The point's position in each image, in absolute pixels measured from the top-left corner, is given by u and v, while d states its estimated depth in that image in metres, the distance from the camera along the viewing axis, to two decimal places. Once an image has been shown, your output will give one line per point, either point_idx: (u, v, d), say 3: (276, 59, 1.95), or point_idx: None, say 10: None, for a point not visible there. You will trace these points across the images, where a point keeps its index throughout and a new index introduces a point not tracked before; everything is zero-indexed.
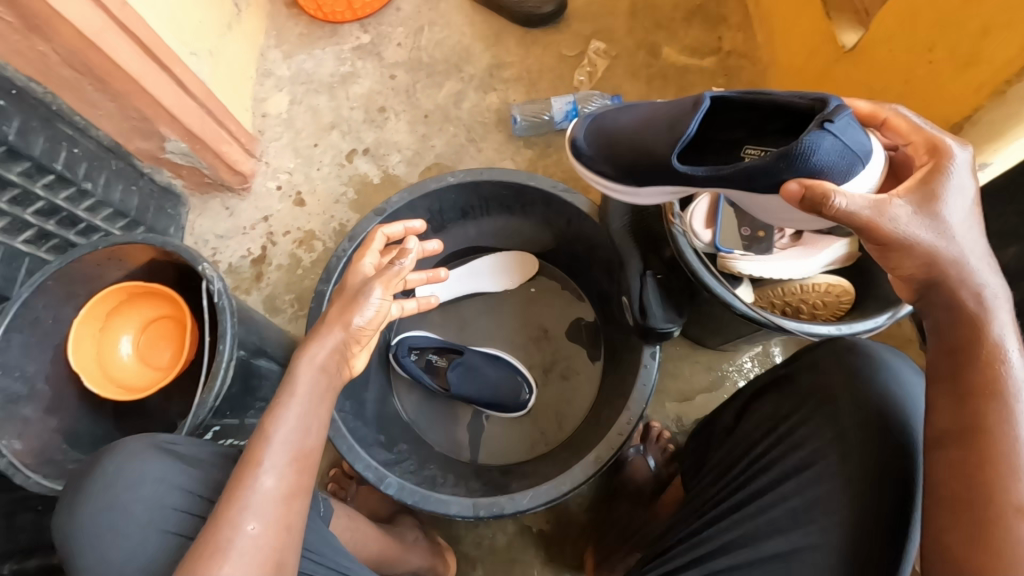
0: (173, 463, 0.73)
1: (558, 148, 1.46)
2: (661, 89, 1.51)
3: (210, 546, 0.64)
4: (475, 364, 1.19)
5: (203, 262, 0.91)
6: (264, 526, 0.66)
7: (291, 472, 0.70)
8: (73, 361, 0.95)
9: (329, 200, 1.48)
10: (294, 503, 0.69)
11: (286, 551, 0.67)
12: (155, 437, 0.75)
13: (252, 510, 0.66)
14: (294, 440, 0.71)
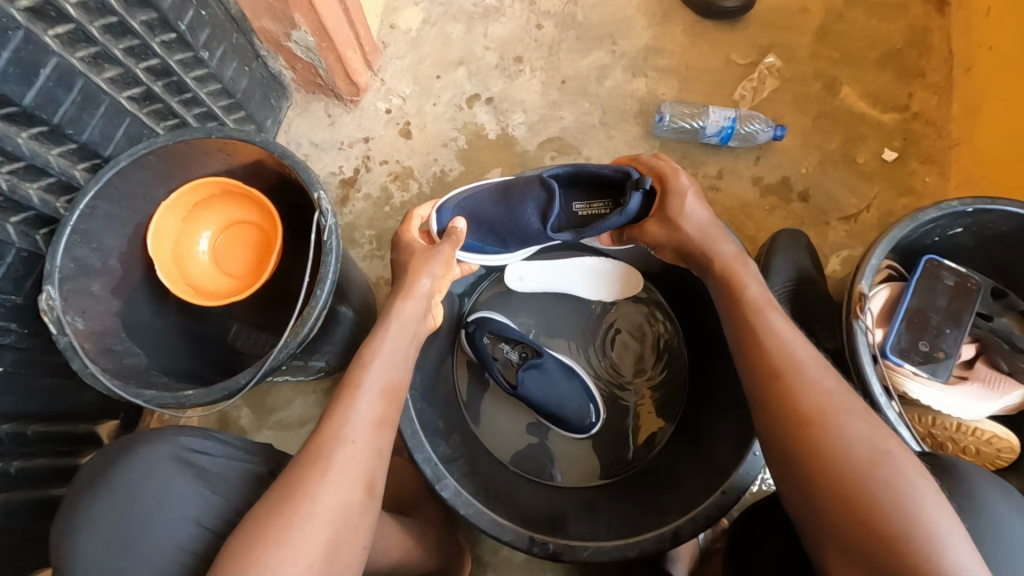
0: (194, 484, 0.67)
1: (696, 163, 1.30)
2: (828, 132, 1.33)
3: (308, 456, 0.68)
4: (552, 368, 1.10)
5: (319, 189, 0.80)
6: (363, 449, 0.70)
7: (377, 411, 0.74)
8: (150, 248, 0.88)
9: (436, 142, 1.35)
10: (379, 431, 0.73)
11: (375, 475, 0.70)
12: (175, 443, 0.70)
13: (346, 428, 0.71)
14: (386, 369, 0.78)
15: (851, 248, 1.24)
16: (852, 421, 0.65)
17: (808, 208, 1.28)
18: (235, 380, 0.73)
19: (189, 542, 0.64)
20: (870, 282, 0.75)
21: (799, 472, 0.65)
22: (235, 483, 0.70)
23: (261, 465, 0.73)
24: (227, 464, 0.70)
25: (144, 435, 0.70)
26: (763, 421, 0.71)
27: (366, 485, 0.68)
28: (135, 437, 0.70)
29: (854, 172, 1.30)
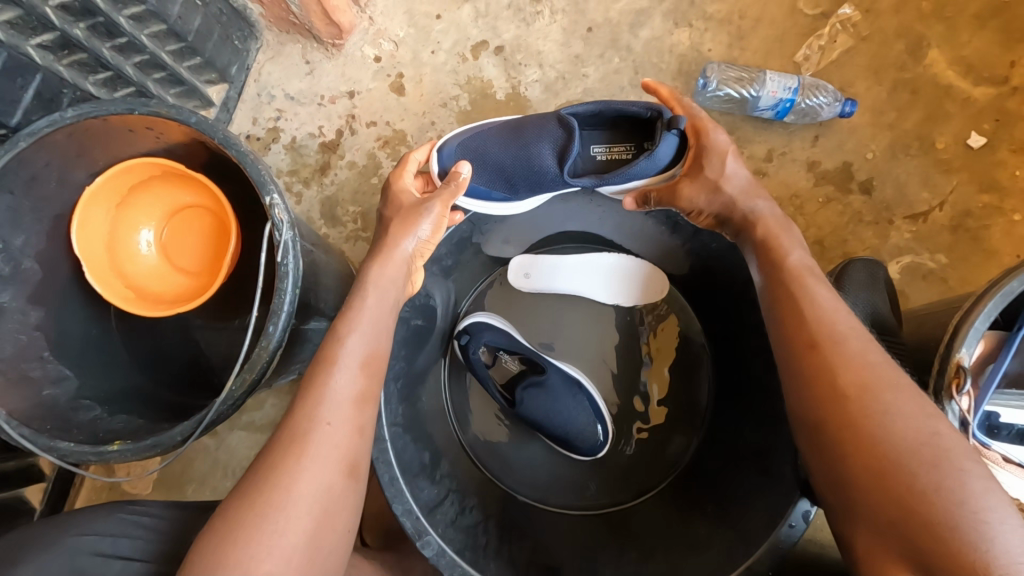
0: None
1: (741, 141, 1.09)
2: (905, 108, 1.10)
3: (286, 440, 0.57)
4: (555, 385, 0.94)
5: (273, 192, 0.62)
6: (346, 426, 0.59)
7: (366, 372, 0.63)
8: (75, 244, 0.72)
9: (434, 101, 1.13)
10: (363, 407, 0.61)
11: (359, 454, 0.60)
12: (77, 552, 0.58)
13: (325, 405, 0.59)
14: (365, 345, 0.63)
15: (914, 253, 1.06)
16: (901, 402, 0.56)
17: (869, 201, 1.08)
18: (170, 436, 0.59)
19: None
20: (973, 351, 0.58)
21: (831, 453, 0.57)
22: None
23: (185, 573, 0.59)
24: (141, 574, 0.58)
25: (43, 540, 0.58)
26: (798, 394, 0.62)
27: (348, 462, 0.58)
28: (34, 542, 0.58)
29: (930, 160, 1.09)
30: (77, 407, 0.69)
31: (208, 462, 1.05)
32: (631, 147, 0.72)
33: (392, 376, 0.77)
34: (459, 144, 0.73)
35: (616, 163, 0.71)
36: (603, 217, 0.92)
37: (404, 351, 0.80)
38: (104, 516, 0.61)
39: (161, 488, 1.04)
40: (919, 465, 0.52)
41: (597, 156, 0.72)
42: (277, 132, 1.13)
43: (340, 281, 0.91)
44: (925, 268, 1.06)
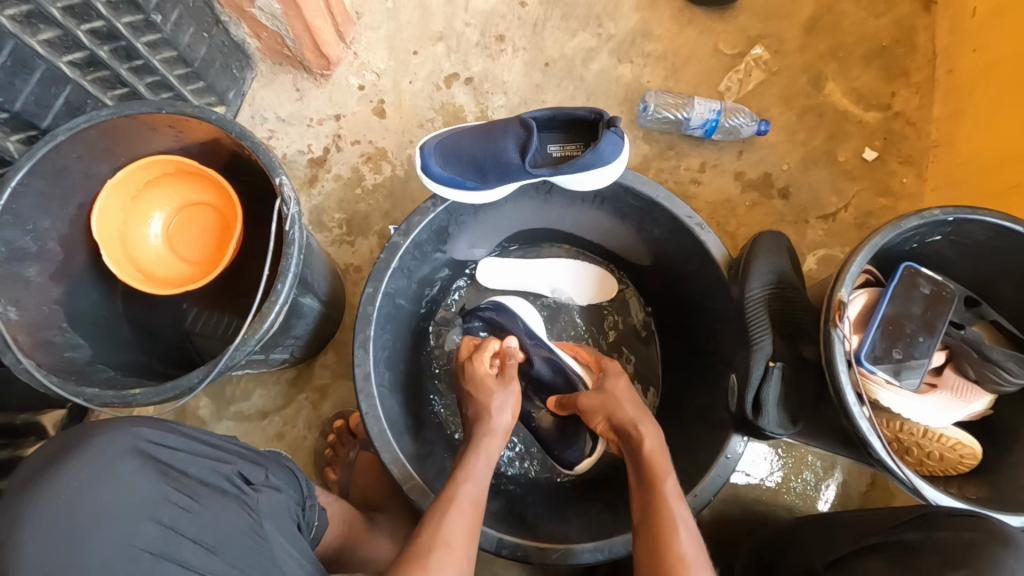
0: (160, 483, 0.58)
1: (679, 156, 1.28)
2: (812, 129, 1.31)
3: (447, 497, 0.74)
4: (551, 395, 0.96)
5: (282, 175, 0.74)
6: (470, 496, 0.75)
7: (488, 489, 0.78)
8: (95, 229, 0.82)
9: (412, 122, 1.29)
10: (476, 510, 0.74)
11: (478, 521, 0.73)
12: (135, 436, 0.60)
13: (469, 477, 0.77)
14: (475, 488, 0.76)
15: (828, 247, 1.24)
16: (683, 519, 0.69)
17: (788, 205, 1.27)
18: (188, 379, 0.68)
19: (149, 543, 0.55)
20: (850, 290, 0.74)
21: (644, 539, 0.69)
22: (204, 483, 0.61)
23: (232, 466, 0.64)
24: (195, 460, 0.62)
25: (100, 425, 0.60)
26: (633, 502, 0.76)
27: (471, 529, 0.72)
28: (90, 428, 0.59)
29: (835, 171, 1.29)
30: (93, 370, 0.77)
31: None
32: (581, 145, 0.87)
33: (379, 343, 0.87)
34: (437, 143, 0.87)
35: (569, 158, 0.86)
36: (562, 212, 1.03)
37: (390, 324, 0.91)
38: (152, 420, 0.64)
39: None
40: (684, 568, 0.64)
41: (553, 152, 0.86)
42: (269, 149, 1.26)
43: (329, 271, 1.01)
44: (837, 259, 1.24)
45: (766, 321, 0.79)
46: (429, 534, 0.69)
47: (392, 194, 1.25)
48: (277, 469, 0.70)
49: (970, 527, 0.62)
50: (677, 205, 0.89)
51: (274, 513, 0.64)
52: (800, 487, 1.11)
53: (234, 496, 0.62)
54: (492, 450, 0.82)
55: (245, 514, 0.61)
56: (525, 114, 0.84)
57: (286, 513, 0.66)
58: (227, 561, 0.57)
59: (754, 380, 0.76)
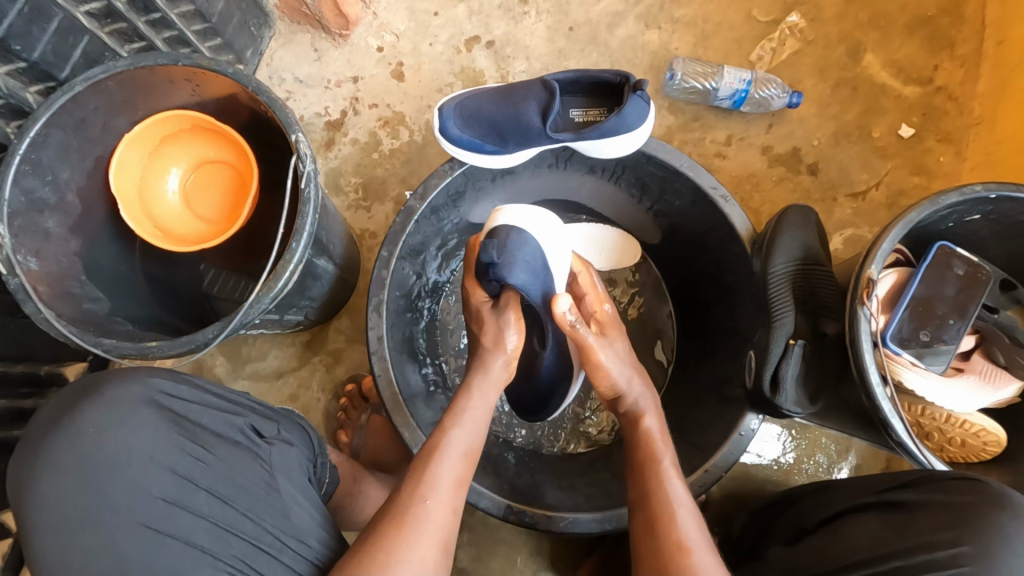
0: (171, 434, 0.59)
1: (704, 128, 1.24)
2: (847, 103, 1.25)
3: (432, 444, 0.71)
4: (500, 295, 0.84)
5: (297, 131, 0.72)
6: (462, 445, 0.72)
7: (483, 432, 0.75)
8: (112, 183, 0.81)
9: (430, 87, 1.26)
10: (468, 460, 0.71)
11: (469, 468, 0.71)
12: (148, 387, 0.60)
13: (459, 423, 0.73)
14: (465, 436, 0.72)
15: (855, 226, 1.20)
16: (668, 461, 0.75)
17: (816, 181, 1.22)
18: (202, 335, 0.68)
19: (164, 492, 0.57)
20: (880, 267, 0.71)
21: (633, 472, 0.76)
22: (215, 435, 0.60)
23: (244, 417, 0.62)
24: (206, 412, 0.61)
25: (117, 374, 0.61)
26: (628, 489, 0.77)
27: (459, 475, 0.69)
28: (105, 377, 0.60)
29: (868, 147, 1.24)
30: (113, 321, 0.78)
31: None
32: (604, 111, 0.84)
33: (393, 307, 0.87)
34: (457, 104, 0.85)
35: (591, 123, 0.83)
36: (582, 182, 1.01)
37: (403, 289, 0.90)
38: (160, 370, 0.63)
39: None
40: (685, 556, 0.65)
41: (575, 117, 0.83)
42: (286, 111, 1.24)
43: (344, 235, 1.00)
44: (864, 239, 1.20)
45: (789, 298, 0.77)
46: (415, 488, 0.66)
47: (409, 159, 1.23)
48: (292, 424, 0.66)
49: (970, 490, 0.61)
50: (701, 175, 0.86)
51: (289, 466, 0.61)
52: (811, 468, 1.10)
53: (245, 448, 0.60)
54: (492, 384, 0.79)
55: (257, 467, 0.60)
56: (547, 76, 0.81)
57: (301, 468, 0.62)
58: (239, 510, 0.58)
59: (775, 354, 0.74)
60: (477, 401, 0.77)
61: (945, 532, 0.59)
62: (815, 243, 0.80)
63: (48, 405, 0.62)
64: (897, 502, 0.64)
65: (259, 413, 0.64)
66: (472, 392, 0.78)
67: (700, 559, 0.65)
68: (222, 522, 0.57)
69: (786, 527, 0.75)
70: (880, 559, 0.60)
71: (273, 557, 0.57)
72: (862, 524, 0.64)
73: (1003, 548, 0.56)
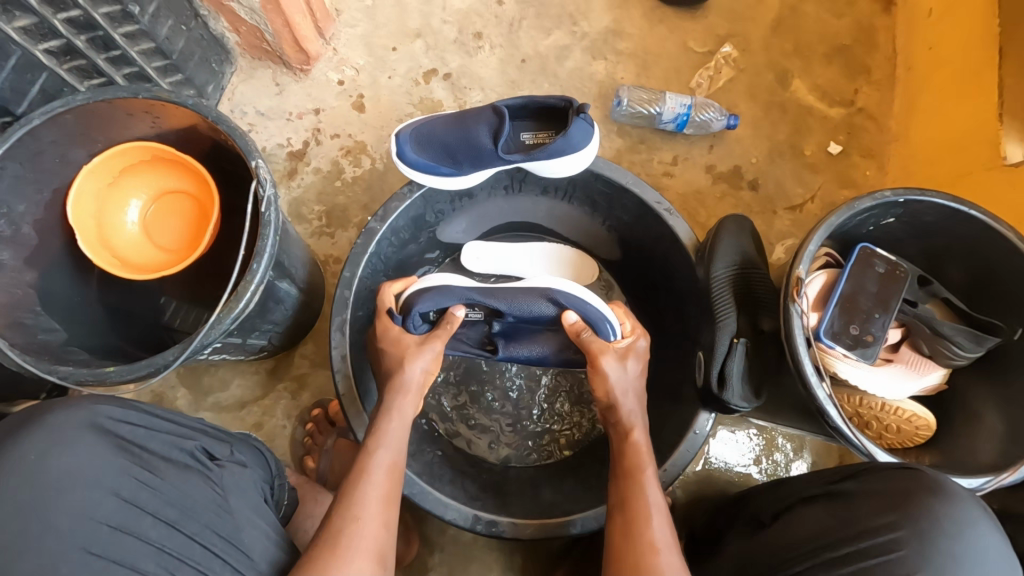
0: (120, 457, 0.57)
1: (651, 149, 1.32)
2: (779, 124, 1.36)
3: (359, 468, 0.71)
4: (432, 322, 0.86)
5: (257, 157, 0.75)
6: (385, 463, 0.73)
7: (404, 450, 0.76)
8: (70, 213, 0.82)
9: (390, 117, 1.31)
10: (393, 477, 0.72)
11: (394, 486, 0.72)
12: (95, 411, 0.58)
13: (383, 443, 0.74)
14: (390, 454, 0.73)
15: (794, 237, 1.29)
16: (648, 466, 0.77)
17: (756, 196, 1.31)
18: (161, 357, 0.68)
19: (108, 517, 0.55)
20: (808, 267, 0.77)
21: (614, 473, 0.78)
22: (164, 458, 0.59)
23: (196, 440, 0.61)
24: (156, 436, 0.59)
25: (61, 399, 0.58)
26: (611, 494, 0.78)
27: (386, 495, 0.70)
28: (46, 401, 0.57)
29: (802, 164, 1.34)
30: (68, 351, 0.77)
31: None
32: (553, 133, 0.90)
33: (356, 327, 0.88)
34: (412, 130, 0.89)
35: (541, 145, 0.88)
36: (537, 201, 1.06)
37: (366, 309, 0.92)
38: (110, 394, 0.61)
39: None
40: (657, 555, 0.67)
41: (525, 139, 0.89)
42: None
43: (306, 259, 1.02)
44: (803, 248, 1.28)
45: (730, 300, 0.82)
46: (342, 511, 0.66)
47: (371, 186, 1.26)
48: (246, 448, 0.65)
49: (904, 477, 0.66)
50: (646, 190, 0.92)
51: (242, 489, 0.60)
52: (769, 466, 1.14)
53: (196, 471, 0.59)
54: (407, 404, 0.79)
55: (209, 490, 0.59)
56: (497, 101, 0.86)
57: (256, 490, 0.62)
58: (187, 535, 0.56)
59: (720, 352, 0.79)
60: (400, 420, 0.77)
61: (886, 517, 0.63)
62: (753, 249, 0.87)
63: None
64: (841, 491, 0.68)
65: (211, 436, 0.63)
66: (392, 411, 0.78)
67: (667, 559, 0.67)
68: (168, 548, 0.55)
69: (742, 522, 0.78)
70: (828, 547, 0.64)
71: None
72: (811, 513, 0.68)
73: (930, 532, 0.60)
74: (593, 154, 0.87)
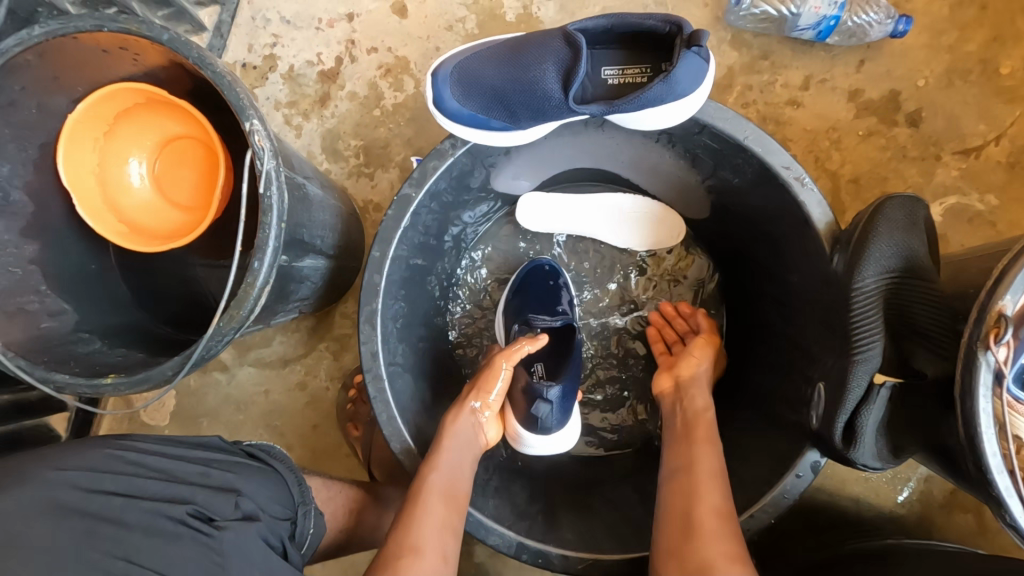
0: (84, 539, 0.45)
1: (777, 67, 0.99)
2: (969, 27, 0.97)
3: (414, 492, 0.65)
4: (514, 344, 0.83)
5: (253, 118, 0.58)
6: (443, 486, 0.66)
7: (466, 475, 0.69)
8: (62, 174, 0.70)
9: (438, 24, 1.05)
10: (450, 508, 0.65)
11: (454, 514, 0.65)
12: (55, 483, 0.48)
13: (440, 464, 0.67)
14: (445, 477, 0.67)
15: (962, 193, 0.96)
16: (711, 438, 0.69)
17: (916, 134, 0.97)
18: (160, 371, 0.59)
19: None
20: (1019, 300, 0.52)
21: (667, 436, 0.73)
22: (145, 534, 0.47)
23: (186, 502, 0.50)
24: (132, 506, 0.48)
25: (14, 475, 0.48)
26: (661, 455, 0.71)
27: (445, 521, 0.64)
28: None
29: (992, 88, 0.97)
30: (77, 339, 0.69)
31: (219, 395, 1.06)
32: (647, 70, 0.64)
33: (390, 315, 0.75)
34: (455, 65, 0.67)
35: (629, 87, 0.64)
36: (617, 148, 0.82)
37: (403, 290, 0.77)
38: (88, 448, 0.53)
39: (177, 420, 1.06)
40: (705, 544, 0.58)
41: (609, 78, 0.64)
42: (273, 60, 1.07)
43: (339, 216, 0.87)
44: (971, 210, 0.96)
45: (879, 325, 0.60)
46: (401, 536, 0.62)
47: (416, 116, 1.05)
48: (255, 491, 0.55)
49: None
50: (772, 150, 0.67)
51: (247, 557, 0.49)
52: (873, 479, 0.96)
53: (190, 539, 0.48)
54: (467, 426, 0.73)
55: (205, 562, 0.47)
56: (574, 23, 0.61)
57: (263, 552, 0.50)
58: None
59: (850, 401, 0.59)
60: (461, 436, 0.72)
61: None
62: (925, 254, 0.61)
63: None
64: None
65: (201, 471, 0.54)
66: (450, 432, 0.71)
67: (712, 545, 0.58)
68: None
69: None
70: None
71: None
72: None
73: None
74: (701, 102, 0.62)
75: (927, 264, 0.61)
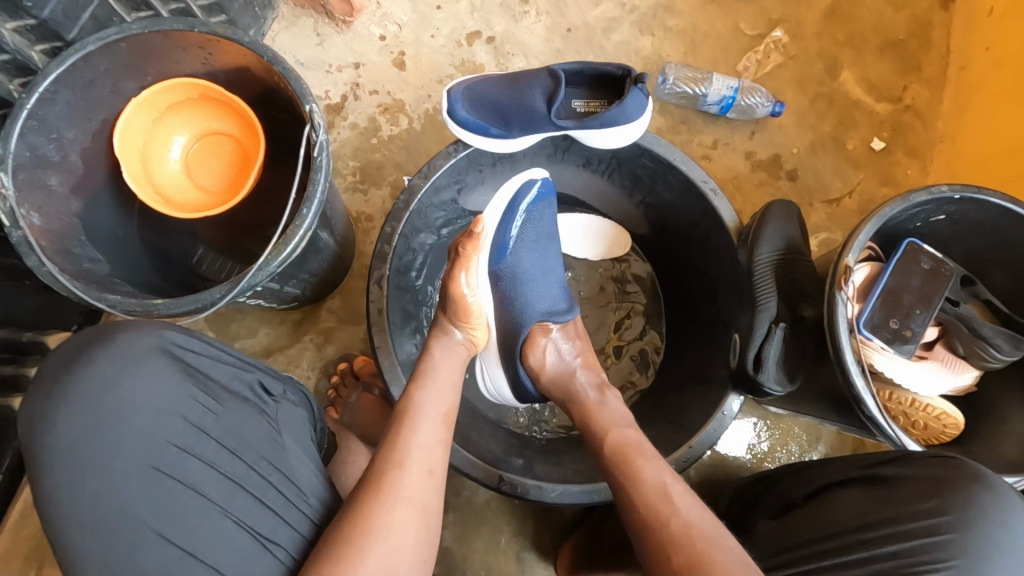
0: (185, 384, 0.63)
1: (692, 130, 1.30)
2: (824, 115, 1.33)
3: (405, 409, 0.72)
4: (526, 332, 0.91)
5: (311, 102, 0.74)
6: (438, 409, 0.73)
7: (452, 393, 0.77)
8: (116, 145, 0.81)
9: (431, 76, 1.28)
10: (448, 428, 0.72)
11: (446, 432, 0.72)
12: (161, 337, 0.64)
13: (429, 387, 0.75)
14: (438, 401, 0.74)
15: (828, 231, 1.28)
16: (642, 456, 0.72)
17: (794, 187, 1.29)
18: (210, 294, 0.69)
19: (176, 441, 0.60)
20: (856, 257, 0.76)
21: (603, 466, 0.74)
22: (227, 389, 0.65)
23: (254, 374, 0.68)
24: (216, 367, 0.66)
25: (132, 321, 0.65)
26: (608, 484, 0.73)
27: (441, 437, 0.71)
28: (115, 325, 0.64)
29: (843, 158, 1.32)
30: (111, 283, 0.78)
31: None
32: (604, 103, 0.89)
33: (394, 283, 0.88)
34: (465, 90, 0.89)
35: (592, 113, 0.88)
36: (576, 172, 1.04)
37: (404, 266, 0.92)
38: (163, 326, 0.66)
39: None
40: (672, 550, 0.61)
41: (578, 107, 0.88)
42: None
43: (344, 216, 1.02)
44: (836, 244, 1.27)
45: (772, 283, 0.82)
46: (389, 451, 0.67)
47: (408, 145, 1.25)
48: (292, 390, 0.71)
49: (943, 464, 0.64)
50: (693, 168, 0.91)
51: (293, 424, 0.67)
52: (784, 457, 1.15)
53: (254, 405, 0.65)
54: (452, 347, 0.84)
55: (263, 422, 0.64)
56: (555, 66, 0.86)
57: (303, 427, 0.68)
58: (246, 463, 0.61)
59: (757, 334, 0.79)
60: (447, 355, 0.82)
61: (925, 502, 0.62)
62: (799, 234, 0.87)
63: (52, 351, 0.64)
64: (881, 475, 0.67)
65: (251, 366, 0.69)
66: (437, 350, 0.82)
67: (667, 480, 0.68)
68: (229, 474, 0.60)
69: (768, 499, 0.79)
70: (863, 526, 0.63)
71: (276, 511, 0.60)
72: (845, 495, 0.68)
73: (978, 522, 0.60)
74: (643, 127, 0.86)
75: (801, 244, 0.86)
